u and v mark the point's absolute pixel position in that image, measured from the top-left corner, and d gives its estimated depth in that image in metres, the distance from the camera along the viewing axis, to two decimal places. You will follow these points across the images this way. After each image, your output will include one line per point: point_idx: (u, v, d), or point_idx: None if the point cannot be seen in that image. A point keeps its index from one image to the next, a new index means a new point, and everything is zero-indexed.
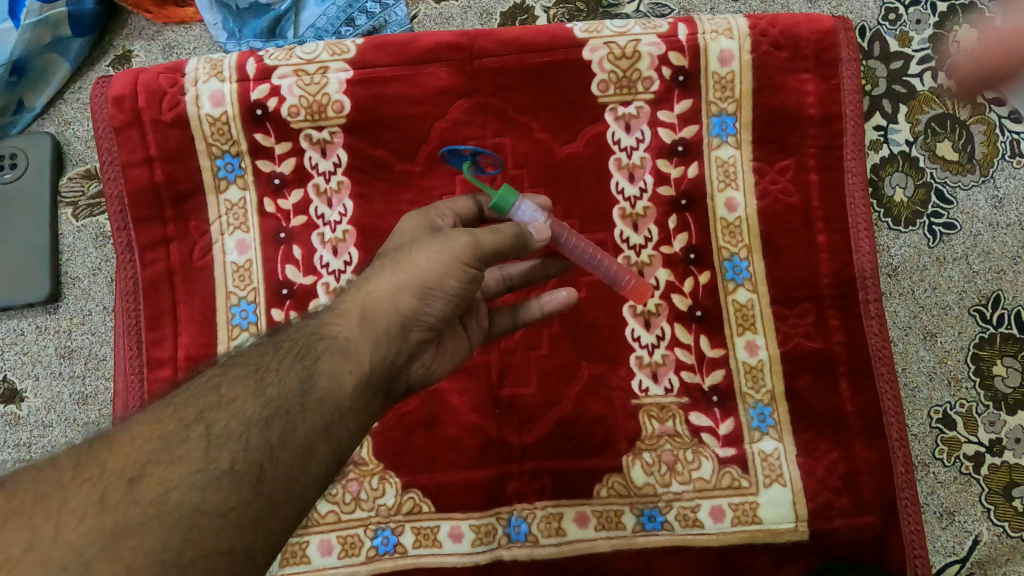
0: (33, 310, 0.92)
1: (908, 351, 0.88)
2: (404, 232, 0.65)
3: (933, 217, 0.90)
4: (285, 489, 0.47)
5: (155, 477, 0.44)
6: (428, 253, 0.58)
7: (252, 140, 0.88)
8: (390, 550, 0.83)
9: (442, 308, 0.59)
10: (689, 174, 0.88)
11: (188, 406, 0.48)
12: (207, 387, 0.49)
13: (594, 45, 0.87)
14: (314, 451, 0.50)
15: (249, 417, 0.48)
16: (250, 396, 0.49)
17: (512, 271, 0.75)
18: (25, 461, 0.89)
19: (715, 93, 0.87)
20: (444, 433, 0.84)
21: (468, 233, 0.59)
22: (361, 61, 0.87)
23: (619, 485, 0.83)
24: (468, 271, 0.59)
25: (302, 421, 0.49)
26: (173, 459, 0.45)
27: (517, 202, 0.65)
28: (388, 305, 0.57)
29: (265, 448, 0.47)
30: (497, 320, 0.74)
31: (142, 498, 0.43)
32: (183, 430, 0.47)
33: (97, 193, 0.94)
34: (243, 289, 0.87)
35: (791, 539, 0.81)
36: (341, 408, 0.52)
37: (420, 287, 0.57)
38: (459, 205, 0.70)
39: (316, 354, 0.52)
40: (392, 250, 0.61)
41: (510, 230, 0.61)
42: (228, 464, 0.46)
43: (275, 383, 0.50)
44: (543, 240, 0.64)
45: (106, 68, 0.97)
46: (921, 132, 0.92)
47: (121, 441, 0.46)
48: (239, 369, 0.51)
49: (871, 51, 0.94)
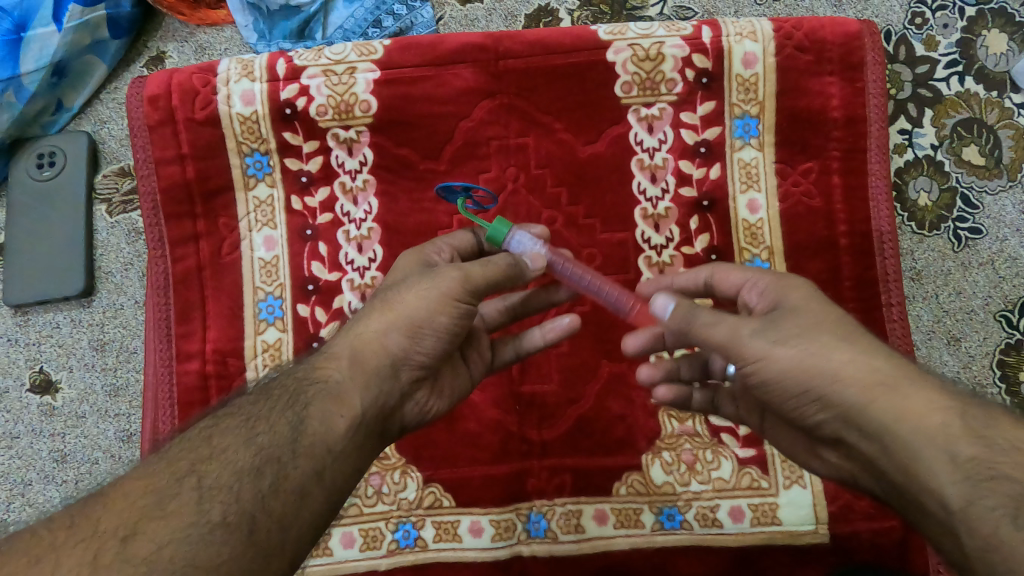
0: (68, 303, 0.95)
1: (932, 355, 0.87)
2: (399, 271, 0.68)
3: (958, 221, 0.90)
4: (277, 534, 0.49)
5: (148, 533, 0.45)
6: (416, 292, 0.61)
7: (281, 138, 0.89)
8: (411, 543, 0.83)
9: (433, 345, 0.62)
10: (711, 175, 0.88)
11: (181, 460, 0.50)
12: (198, 440, 0.52)
13: (619, 47, 0.88)
14: (307, 494, 0.51)
15: (239, 467, 0.50)
16: (241, 446, 0.51)
17: (513, 300, 0.76)
18: (60, 450, 0.91)
19: (738, 95, 0.88)
20: (464, 429, 0.86)
21: (457, 268, 0.62)
22: (388, 62, 0.89)
23: (638, 483, 0.83)
24: (458, 306, 0.62)
25: (292, 468, 0.51)
26: (166, 513, 0.46)
27: (511, 232, 0.68)
28: (378, 345, 0.60)
29: (258, 496, 0.49)
30: (499, 352, 0.76)
31: (136, 556, 0.44)
32: (174, 484, 0.48)
33: (131, 189, 0.97)
34: (270, 285, 0.89)
35: (812, 541, 0.81)
36: (333, 450, 0.54)
37: (409, 325, 0.61)
38: (458, 238, 0.72)
39: (305, 400, 0.55)
40: (385, 289, 0.65)
41: (503, 261, 0.64)
42: (219, 516, 0.47)
43: (265, 431, 0.53)
44: (538, 268, 0.66)
45: (141, 69, 1.00)
46: (947, 136, 0.92)
47: (115, 497, 0.48)
48: (231, 420, 0.54)
49: (897, 54, 0.94)
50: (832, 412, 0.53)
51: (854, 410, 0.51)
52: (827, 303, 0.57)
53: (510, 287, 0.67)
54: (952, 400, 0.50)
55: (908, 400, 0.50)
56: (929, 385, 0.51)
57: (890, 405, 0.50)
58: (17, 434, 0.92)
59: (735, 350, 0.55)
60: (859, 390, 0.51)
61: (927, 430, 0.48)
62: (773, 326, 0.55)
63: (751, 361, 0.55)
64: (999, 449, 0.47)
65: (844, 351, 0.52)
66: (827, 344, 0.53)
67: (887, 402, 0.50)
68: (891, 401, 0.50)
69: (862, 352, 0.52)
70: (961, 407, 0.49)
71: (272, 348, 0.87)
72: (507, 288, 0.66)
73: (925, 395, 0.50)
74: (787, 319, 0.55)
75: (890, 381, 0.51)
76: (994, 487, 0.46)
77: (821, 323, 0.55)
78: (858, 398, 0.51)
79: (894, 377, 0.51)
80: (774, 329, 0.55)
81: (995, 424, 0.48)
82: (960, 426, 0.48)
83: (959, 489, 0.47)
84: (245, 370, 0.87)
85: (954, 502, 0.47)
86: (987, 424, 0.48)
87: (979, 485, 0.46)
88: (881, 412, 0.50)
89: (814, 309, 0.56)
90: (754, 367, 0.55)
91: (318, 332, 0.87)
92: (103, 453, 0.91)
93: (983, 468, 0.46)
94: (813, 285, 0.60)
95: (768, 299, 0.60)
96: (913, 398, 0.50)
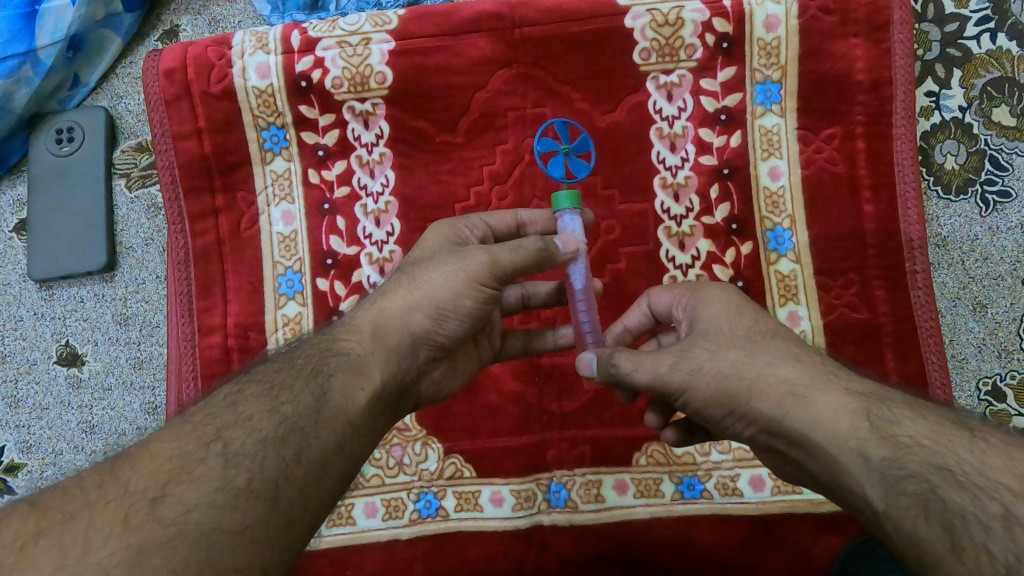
0: (91, 278, 0.96)
1: (957, 323, 0.86)
2: (430, 242, 0.69)
3: (986, 185, 0.88)
4: (298, 502, 0.49)
5: (176, 496, 0.45)
6: (443, 273, 0.63)
7: (298, 112, 0.89)
8: (433, 513, 0.84)
9: (454, 328, 0.64)
10: (732, 143, 0.87)
11: (207, 426, 0.51)
12: (224, 406, 0.53)
13: (637, 13, 0.87)
14: (325, 465, 0.52)
15: (264, 436, 0.51)
16: (265, 415, 0.52)
17: (532, 290, 0.78)
18: (87, 422, 0.93)
19: (760, 60, 0.86)
20: (485, 401, 0.86)
21: (485, 252, 0.63)
22: (402, 32, 0.88)
23: (658, 453, 0.84)
24: (483, 290, 0.64)
25: (314, 438, 0.52)
26: (193, 478, 0.47)
27: (571, 209, 0.66)
28: (401, 323, 0.62)
29: (281, 465, 0.50)
30: (509, 342, 0.77)
31: (165, 517, 0.44)
32: (202, 450, 0.49)
33: (149, 164, 0.97)
34: (289, 259, 0.89)
35: (834, 509, 0.80)
36: (353, 421, 0.55)
37: (434, 308, 0.63)
38: (496, 216, 0.73)
39: (328, 372, 0.56)
40: (411, 264, 0.67)
41: (533, 246, 0.63)
42: (245, 482, 0.48)
43: (289, 401, 0.53)
44: (569, 253, 0.65)
45: (155, 43, 1.00)
46: (976, 97, 0.89)
47: (142, 459, 0.48)
48: (256, 387, 0.55)
49: (925, 13, 0.91)
50: (756, 426, 0.56)
51: (773, 421, 0.55)
52: (740, 320, 0.61)
53: (540, 270, 0.66)
54: (857, 401, 0.52)
55: (818, 407, 0.52)
56: (838, 389, 0.53)
57: (803, 413, 0.53)
58: (47, 405, 0.94)
59: (661, 385, 0.59)
60: (774, 403, 0.54)
61: (838, 435, 0.51)
62: (687, 356, 0.59)
63: (679, 393, 0.59)
64: (905, 446, 0.48)
65: (753, 368, 0.56)
66: (738, 363, 0.57)
67: (799, 413, 0.53)
68: (803, 409, 0.53)
69: (771, 366, 0.56)
70: (866, 406, 0.52)
71: (293, 322, 0.88)
72: (537, 271, 0.66)
73: (832, 400, 0.52)
74: (699, 346, 0.59)
75: (800, 391, 0.54)
76: (907, 486, 0.47)
77: (732, 343, 0.59)
78: (775, 411, 0.54)
79: (804, 386, 0.54)
80: (687, 359, 0.59)
81: (897, 421, 0.50)
82: (867, 429, 0.50)
83: (878, 489, 0.48)
84: (267, 344, 0.87)
85: (876, 504, 0.48)
86: (891, 421, 0.50)
87: (893, 485, 0.47)
88: (797, 421, 0.53)
89: (723, 329, 0.60)
90: (682, 398, 0.59)
91: (338, 306, 0.88)
92: (129, 425, 0.92)
93: (895, 467, 0.48)
94: (734, 295, 0.64)
95: (691, 319, 0.64)
96: (820, 404, 0.52)
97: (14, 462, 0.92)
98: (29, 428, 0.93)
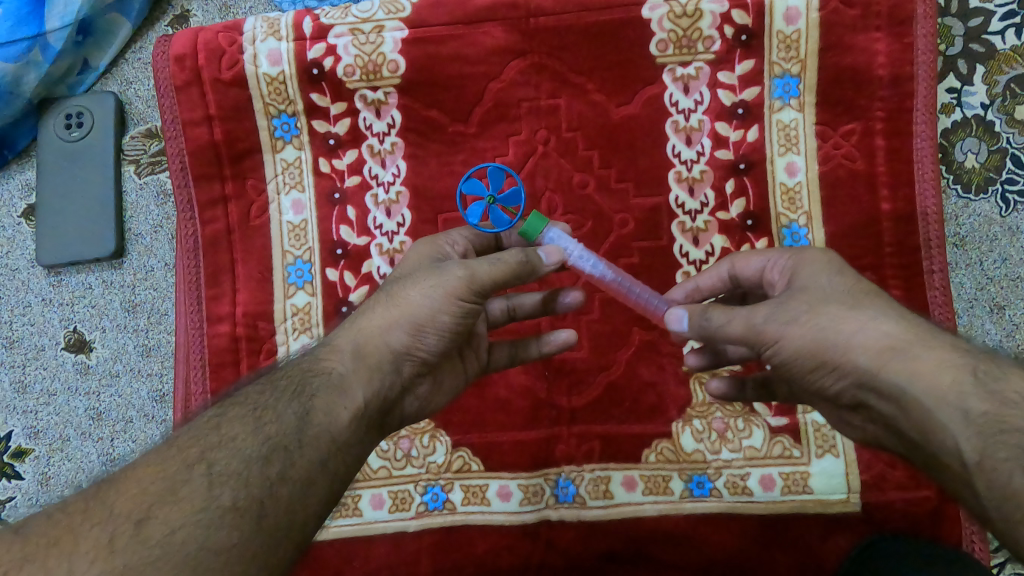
0: (99, 265, 0.95)
1: (973, 324, 0.85)
2: (412, 258, 0.68)
3: (1007, 184, 0.87)
4: (286, 519, 0.49)
5: (160, 519, 0.45)
6: (422, 290, 0.62)
7: (309, 100, 0.88)
8: (440, 506, 0.84)
9: (436, 343, 0.62)
10: (749, 138, 0.86)
11: (190, 447, 0.50)
12: (206, 428, 0.52)
13: (655, 4, 0.85)
14: (313, 483, 0.51)
15: (247, 455, 0.50)
16: (250, 435, 0.51)
17: (517, 302, 0.76)
18: (96, 408, 0.93)
19: (779, 53, 0.85)
20: (493, 395, 0.86)
21: (462, 267, 0.62)
22: (416, 20, 0.87)
23: (668, 451, 0.83)
24: (462, 304, 0.62)
25: (300, 457, 0.51)
26: (178, 499, 0.46)
27: (545, 227, 0.67)
28: (382, 341, 0.61)
29: (265, 483, 0.49)
30: (495, 355, 0.76)
31: (150, 539, 0.44)
32: (185, 470, 0.48)
33: (159, 151, 0.96)
34: (299, 249, 0.88)
35: (844, 509, 0.79)
36: (337, 440, 0.54)
37: (413, 324, 0.61)
38: (478, 233, 0.72)
39: (311, 392, 0.55)
40: (392, 282, 0.65)
41: (512, 260, 0.62)
42: (230, 501, 0.47)
43: (273, 421, 0.52)
44: (552, 263, 0.65)
45: (165, 28, 0.98)
46: (999, 95, 0.88)
47: (128, 483, 0.47)
48: (240, 409, 0.54)
49: (949, 7, 0.90)
50: (847, 379, 0.53)
51: (868, 374, 0.51)
52: (842, 279, 0.56)
53: (524, 282, 0.66)
54: (963, 356, 0.49)
55: (921, 362, 0.49)
56: (942, 343, 0.50)
57: (903, 366, 0.49)
58: (55, 391, 0.93)
59: (754, 337, 0.56)
60: (871, 355, 0.51)
61: (940, 389, 0.48)
62: (784, 308, 0.55)
63: (768, 346, 0.55)
64: (1010, 402, 0.46)
65: (853, 322, 0.52)
66: (836, 318, 0.53)
67: (898, 365, 0.50)
68: (903, 364, 0.49)
69: (873, 320, 0.52)
70: (972, 362, 0.48)
71: (301, 313, 0.87)
72: (518, 284, 0.65)
73: (936, 355, 0.49)
74: (795, 299, 0.55)
75: (901, 344, 0.50)
76: (1009, 439, 0.45)
77: (832, 299, 0.54)
78: (871, 363, 0.51)
79: (906, 340, 0.50)
80: (786, 310, 0.55)
81: (1005, 378, 0.47)
82: (971, 383, 0.47)
83: (973, 442, 0.46)
84: (275, 335, 0.87)
85: (970, 457, 0.46)
86: (999, 377, 0.47)
87: (992, 438, 0.45)
88: (894, 374, 0.50)
89: (823, 287, 0.56)
90: (774, 347, 0.55)
91: (347, 297, 0.87)
92: (136, 412, 0.92)
93: (997, 421, 0.46)
94: (836, 259, 0.59)
95: (788, 279, 0.60)
96: (924, 358, 0.49)
97: (21, 447, 0.92)
98: (36, 413, 0.93)
